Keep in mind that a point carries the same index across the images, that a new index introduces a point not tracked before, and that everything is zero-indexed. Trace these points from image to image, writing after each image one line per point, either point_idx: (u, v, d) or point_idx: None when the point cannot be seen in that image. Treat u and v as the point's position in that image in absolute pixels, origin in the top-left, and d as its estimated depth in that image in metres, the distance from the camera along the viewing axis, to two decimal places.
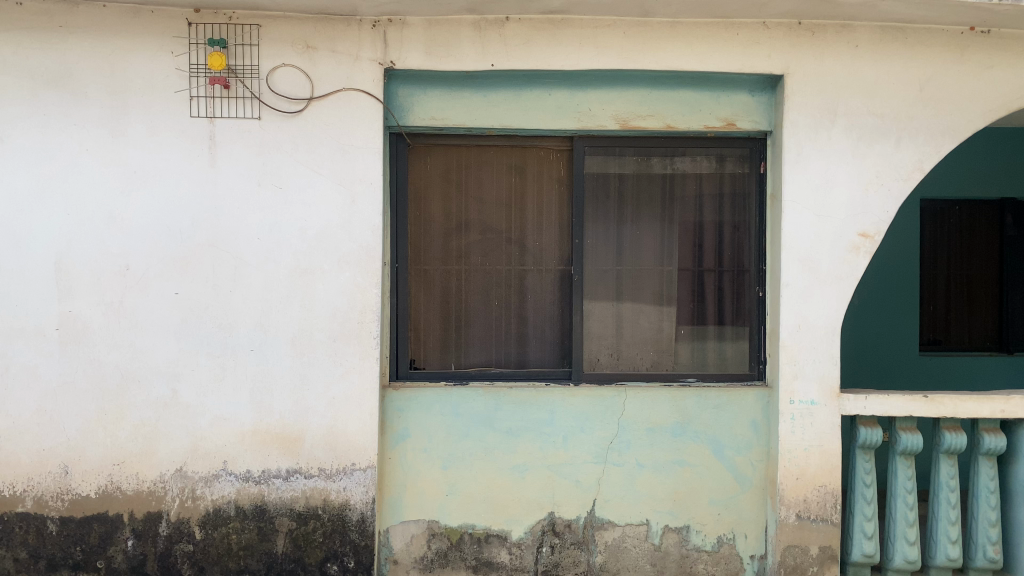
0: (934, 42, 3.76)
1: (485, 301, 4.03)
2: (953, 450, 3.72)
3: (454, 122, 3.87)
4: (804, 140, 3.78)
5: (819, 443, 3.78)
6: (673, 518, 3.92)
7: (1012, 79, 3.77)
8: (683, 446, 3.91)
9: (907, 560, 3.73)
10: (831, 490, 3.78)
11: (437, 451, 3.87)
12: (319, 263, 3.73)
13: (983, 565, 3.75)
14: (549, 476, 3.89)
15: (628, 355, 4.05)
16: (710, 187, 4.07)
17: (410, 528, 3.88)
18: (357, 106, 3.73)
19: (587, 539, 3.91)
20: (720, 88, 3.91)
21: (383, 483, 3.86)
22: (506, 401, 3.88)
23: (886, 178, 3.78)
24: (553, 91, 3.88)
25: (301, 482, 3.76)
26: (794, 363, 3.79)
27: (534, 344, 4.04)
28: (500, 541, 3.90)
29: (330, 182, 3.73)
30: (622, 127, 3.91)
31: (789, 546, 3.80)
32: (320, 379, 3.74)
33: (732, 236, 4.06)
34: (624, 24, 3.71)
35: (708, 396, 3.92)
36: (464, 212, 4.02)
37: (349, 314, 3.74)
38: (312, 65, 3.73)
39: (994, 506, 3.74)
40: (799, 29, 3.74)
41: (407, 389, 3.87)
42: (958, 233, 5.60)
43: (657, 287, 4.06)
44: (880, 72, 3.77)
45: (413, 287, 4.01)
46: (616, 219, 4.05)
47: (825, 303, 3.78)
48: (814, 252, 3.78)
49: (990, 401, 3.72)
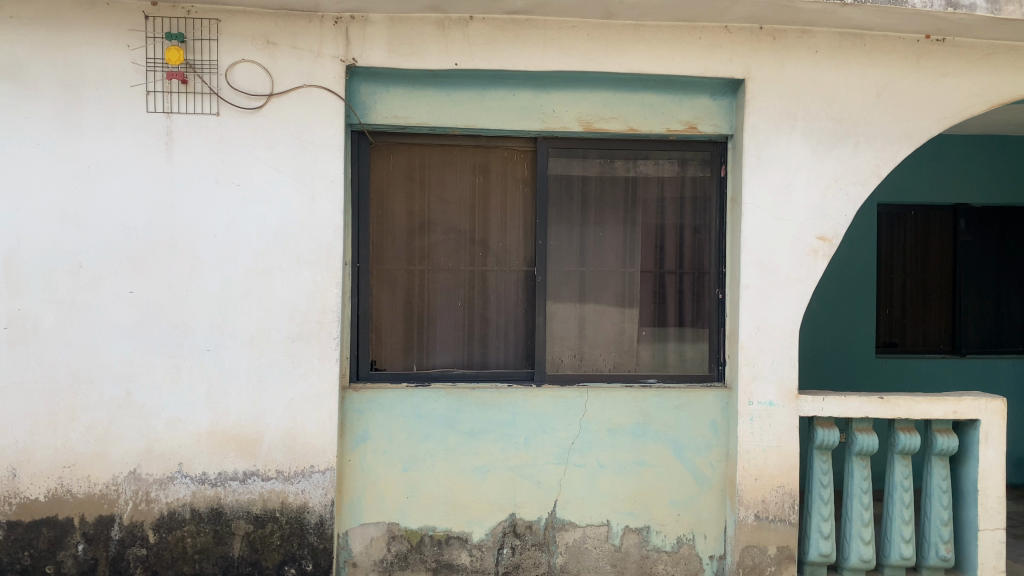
0: (891, 49, 3.82)
1: (449, 301, 4.00)
2: (907, 450, 3.79)
3: (417, 121, 3.84)
4: (765, 144, 3.81)
5: (777, 444, 3.82)
6: (634, 518, 3.93)
7: (967, 87, 3.85)
8: (644, 446, 3.93)
9: (862, 559, 3.78)
10: (789, 490, 3.83)
11: (398, 452, 3.83)
12: (278, 263, 3.68)
13: (935, 564, 3.82)
14: (510, 477, 3.87)
15: (591, 356, 4.06)
16: (672, 190, 4.09)
17: (369, 530, 3.84)
18: (318, 103, 3.69)
19: (548, 540, 3.91)
20: (682, 91, 3.94)
21: (343, 485, 3.81)
22: (468, 402, 3.86)
23: (844, 182, 3.84)
24: (517, 92, 3.87)
25: (258, 484, 3.70)
26: (753, 364, 3.82)
27: (496, 345, 4.03)
28: (461, 543, 3.87)
29: (290, 180, 3.68)
30: (585, 129, 3.91)
31: (748, 546, 3.83)
32: (278, 380, 3.69)
33: (693, 238, 4.09)
34: (588, 26, 3.72)
35: (669, 397, 3.94)
36: (427, 212, 3.99)
37: (309, 314, 3.69)
38: (272, 61, 3.67)
39: (946, 505, 3.82)
40: (760, 34, 3.78)
41: (368, 390, 3.83)
42: (914, 236, 5.76)
43: (619, 288, 4.08)
44: (839, 78, 3.82)
45: (376, 287, 3.96)
46: (579, 220, 4.05)
47: (784, 306, 3.82)
48: (774, 254, 3.82)
49: (943, 402, 3.78)
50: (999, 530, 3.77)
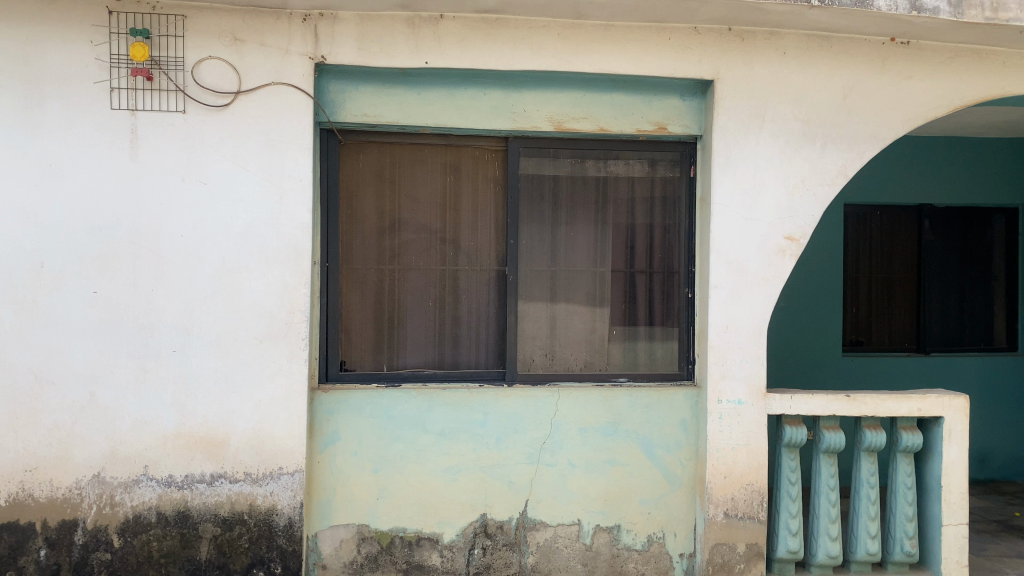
0: (857, 51, 3.87)
1: (420, 301, 3.98)
2: (873, 448, 3.84)
3: (387, 120, 3.81)
4: (733, 145, 3.84)
5: (746, 442, 3.85)
6: (605, 517, 3.94)
7: (930, 89, 3.91)
8: (615, 445, 3.94)
9: (829, 555, 3.83)
10: (757, 488, 3.86)
11: (368, 453, 3.80)
12: (245, 262, 3.64)
13: (900, 559, 3.88)
14: (481, 477, 3.86)
15: (562, 355, 4.06)
16: (642, 190, 4.10)
17: (339, 532, 3.81)
18: (286, 101, 3.65)
19: (519, 540, 3.90)
20: (652, 92, 3.95)
21: (312, 487, 3.78)
22: (438, 402, 3.84)
23: (811, 183, 3.88)
24: (488, 91, 3.86)
25: (226, 486, 3.66)
26: (721, 363, 3.85)
27: (467, 345, 4.01)
28: (432, 543, 3.85)
29: (258, 179, 3.64)
30: (556, 129, 3.91)
31: (717, 544, 3.85)
32: (246, 382, 3.64)
33: (663, 238, 4.11)
34: (558, 25, 3.72)
35: (639, 396, 3.95)
36: (397, 211, 3.97)
37: (277, 314, 3.66)
38: (240, 58, 3.63)
39: (911, 502, 3.87)
40: (729, 35, 3.81)
41: (337, 391, 3.80)
42: (879, 236, 5.92)
43: (590, 287, 4.08)
44: (806, 80, 3.86)
45: (345, 287, 3.92)
46: (550, 220, 4.05)
47: (752, 305, 3.85)
48: (742, 254, 3.85)
49: (908, 400, 3.83)
50: (962, 525, 3.83)
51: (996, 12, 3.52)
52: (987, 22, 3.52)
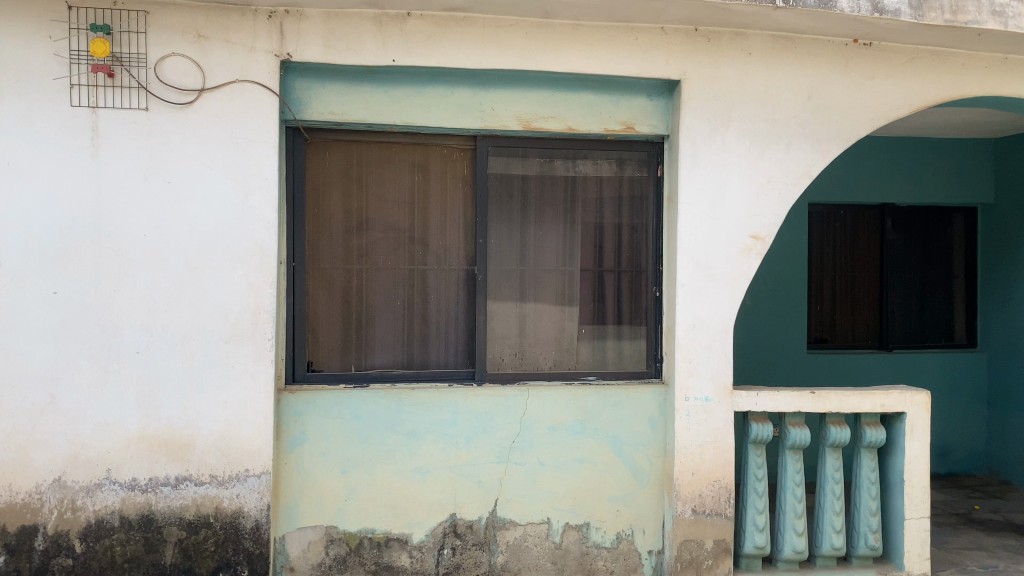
0: (821, 52, 3.92)
1: (388, 301, 3.96)
2: (838, 443, 3.89)
3: (353, 118, 3.77)
4: (700, 145, 3.87)
5: (713, 439, 3.88)
6: (574, 515, 3.95)
7: (892, 90, 3.97)
8: (584, 443, 3.95)
9: (795, 550, 3.87)
10: (724, 485, 3.90)
11: (336, 454, 3.77)
12: (210, 262, 3.59)
13: (865, 553, 3.93)
14: (450, 477, 3.85)
15: (531, 354, 4.06)
16: (610, 189, 4.12)
17: (307, 534, 3.77)
18: (251, 98, 3.61)
19: (488, 540, 3.90)
20: (620, 92, 3.97)
21: (279, 489, 3.74)
22: (407, 402, 3.82)
23: (776, 182, 3.92)
24: (456, 90, 3.85)
25: (191, 489, 3.61)
26: (689, 361, 3.88)
27: (435, 345, 4.00)
28: (400, 544, 3.83)
29: (223, 177, 3.60)
30: (524, 128, 3.91)
31: (685, 540, 3.88)
32: (212, 383, 3.60)
33: (631, 236, 4.13)
34: (526, 24, 3.72)
35: (608, 394, 3.97)
36: (364, 210, 3.94)
37: (243, 315, 3.62)
38: (203, 55, 3.58)
39: (874, 496, 3.94)
40: (695, 35, 3.84)
41: (305, 392, 3.76)
42: (842, 234, 6.03)
43: (559, 287, 4.09)
44: (771, 80, 3.90)
45: (312, 288, 3.89)
46: (519, 220, 4.05)
47: (719, 303, 3.89)
48: (709, 252, 3.88)
49: (871, 396, 3.89)
50: (923, 519, 3.90)
51: (954, 15, 3.59)
52: (947, 24, 3.58)
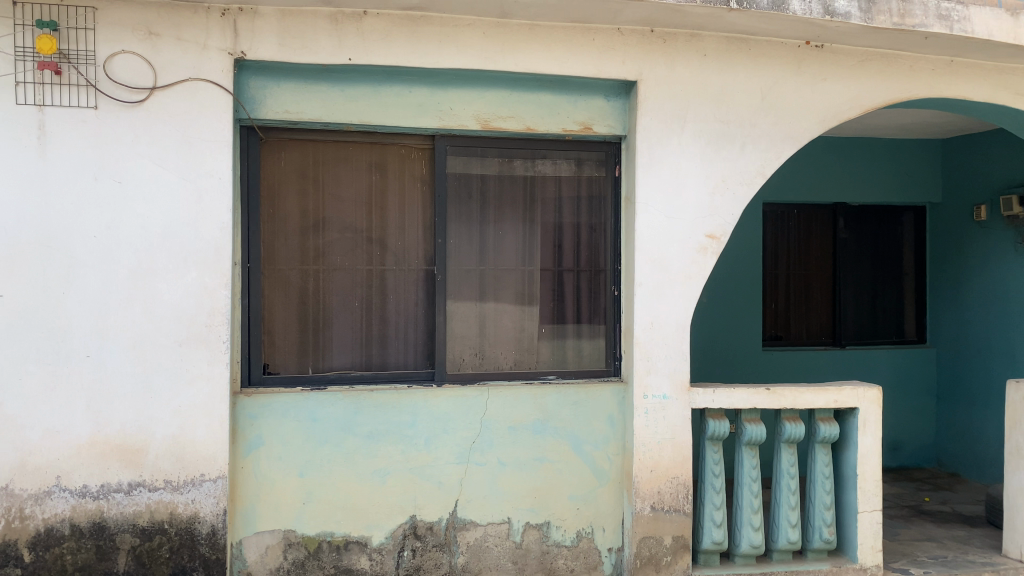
0: (774, 54, 3.98)
1: (345, 301, 3.92)
2: (792, 439, 3.95)
3: (309, 117, 3.74)
4: (657, 145, 3.90)
5: (671, 436, 3.92)
6: (534, 514, 3.96)
7: (843, 92, 4.05)
8: (544, 443, 3.96)
9: (752, 545, 3.93)
10: (683, 481, 3.94)
11: (293, 457, 3.73)
12: (163, 263, 3.53)
13: (819, 546, 4.00)
14: (409, 479, 3.83)
15: (491, 354, 4.06)
16: (568, 189, 4.13)
17: (264, 538, 3.73)
18: (204, 97, 3.55)
19: (449, 541, 3.88)
20: (577, 92, 3.98)
21: (235, 493, 3.69)
22: (365, 404, 3.79)
23: (731, 182, 3.98)
24: (413, 89, 3.83)
25: (144, 495, 3.54)
26: (647, 359, 3.91)
27: (394, 346, 3.98)
28: (360, 547, 3.81)
29: (175, 178, 3.53)
30: (482, 128, 3.90)
31: (644, 537, 3.91)
32: (166, 387, 3.53)
33: (590, 236, 4.15)
34: (484, 24, 3.72)
35: (568, 393, 3.99)
36: (321, 210, 3.89)
37: (197, 317, 3.56)
38: (154, 53, 3.51)
39: (828, 490, 4.01)
40: (651, 37, 3.87)
41: (260, 395, 3.71)
42: (796, 233, 6.14)
43: (518, 286, 4.10)
44: (726, 81, 3.95)
45: (267, 290, 3.83)
46: (477, 220, 4.05)
47: (676, 302, 3.93)
48: (666, 252, 3.92)
49: (825, 392, 3.96)
50: (875, 511, 3.99)
51: (902, 18, 3.67)
52: (895, 27, 3.66)
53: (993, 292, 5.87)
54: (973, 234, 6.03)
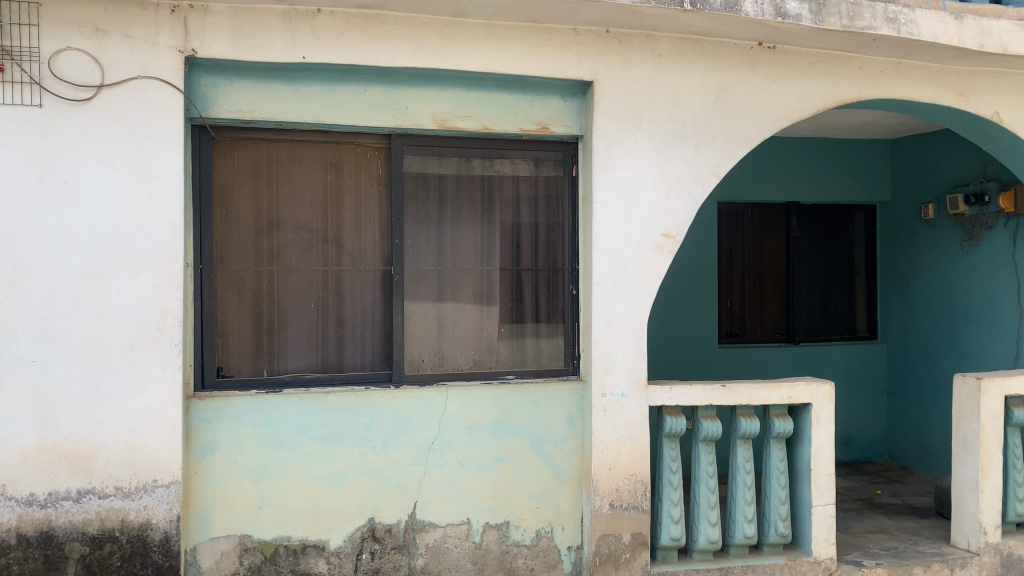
0: (728, 55, 4.03)
1: (301, 303, 3.88)
2: (748, 435, 4.00)
3: (263, 116, 3.68)
4: (613, 145, 3.92)
5: (629, 434, 3.95)
6: (494, 515, 3.95)
7: (795, 92, 4.11)
8: (503, 443, 3.96)
9: (709, 540, 3.98)
10: (641, 478, 3.97)
11: (249, 461, 3.68)
12: (112, 265, 3.45)
13: (775, 540, 4.06)
14: (368, 481, 3.80)
15: (450, 354, 4.05)
16: (526, 189, 4.14)
17: (219, 544, 3.67)
18: (154, 95, 3.48)
19: (408, 543, 3.86)
20: (534, 92, 3.99)
21: (189, 498, 3.62)
22: (322, 407, 3.75)
23: (686, 182, 4.02)
24: (369, 88, 3.80)
25: (94, 503, 3.46)
26: (605, 358, 3.93)
27: (351, 348, 3.94)
28: (318, 551, 3.76)
29: (124, 178, 3.46)
30: (439, 127, 3.89)
31: (603, 535, 3.93)
32: (116, 391, 3.46)
33: (548, 236, 4.16)
34: (439, 23, 3.70)
35: (527, 392, 3.99)
36: (275, 211, 3.84)
37: (148, 320, 3.49)
38: (102, 50, 3.43)
39: (783, 485, 4.07)
40: (607, 37, 3.89)
41: (214, 399, 3.65)
42: (751, 232, 6.23)
43: (476, 286, 4.09)
44: (681, 81, 3.99)
45: (220, 291, 3.77)
46: (435, 220, 4.03)
47: (633, 301, 3.96)
48: (623, 251, 3.94)
49: (779, 388, 4.02)
50: (829, 505, 4.06)
51: (852, 20, 3.73)
52: (845, 29, 3.73)
53: (943, 287, 6.02)
54: (921, 232, 6.18)
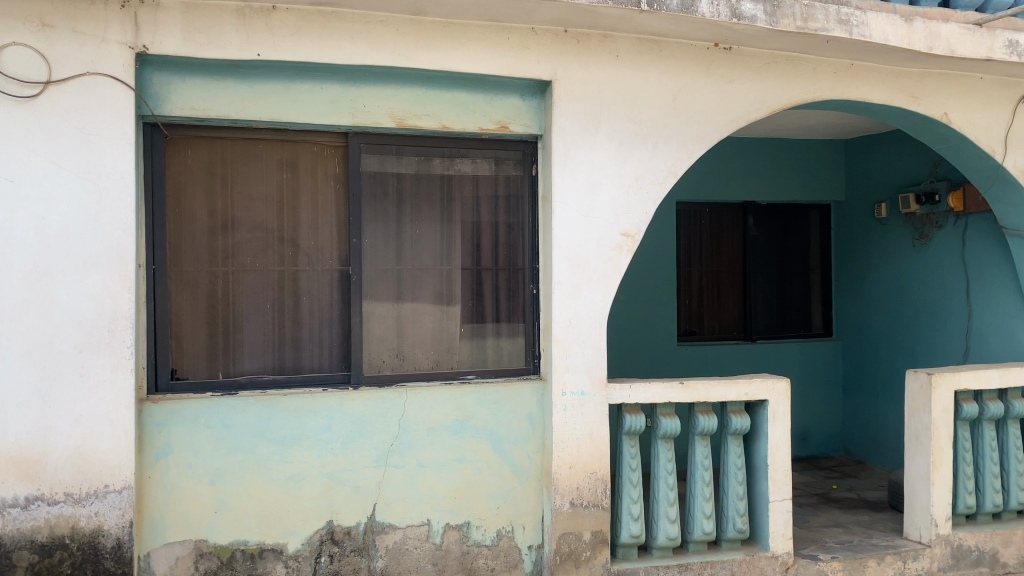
0: (685, 55, 4.06)
1: (257, 304, 3.82)
2: (706, 432, 4.04)
3: (216, 114, 3.62)
4: (571, 144, 3.93)
5: (589, 432, 3.97)
6: (454, 515, 3.94)
7: (751, 93, 4.16)
8: (463, 443, 3.95)
9: (669, 536, 4.01)
10: (600, 476, 3.99)
11: (204, 465, 3.62)
12: (60, 266, 3.37)
13: (733, 536, 4.11)
14: (326, 483, 3.76)
15: (409, 354, 4.02)
16: (485, 188, 4.13)
17: (173, 549, 3.60)
18: (104, 92, 3.40)
19: (367, 545, 3.83)
20: (492, 91, 3.99)
21: (142, 504, 3.55)
22: (279, 409, 3.70)
23: (644, 182, 4.04)
24: (326, 86, 3.75)
25: (43, 509, 3.37)
26: (565, 356, 3.93)
27: (308, 349, 3.89)
28: (275, 555, 3.72)
29: (73, 177, 3.37)
30: (397, 126, 3.86)
31: (564, 533, 3.94)
32: (65, 396, 3.37)
33: (508, 235, 4.16)
34: (397, 21, 3.68)
35: (486, 392, 3.98)
36: (230, 210, 3.78)
37: (98, 322, 3.41)
38: (49, 46, 3.35)
39: (741, 481, 4.11)
40: (566, 37, 3.89)
41: (168, 402, 3.58)
42: (709, 231, 6.30)
43: (436, 286, 4.07)
44: (639, 81, 4.01)
45: (174, 292, 3.70)
46: (393, 219, 3.99)
47: (593, 299, 3.97)
48: (583, 250, 3.95)
49: (736, 385, 4.07)
50: (786, 500, 4.12)
51: (805, 22, 3.79)
52: (799, 31, 3.78)
53: (897, 285, 6.14)
54: (874, 231, 6.30)
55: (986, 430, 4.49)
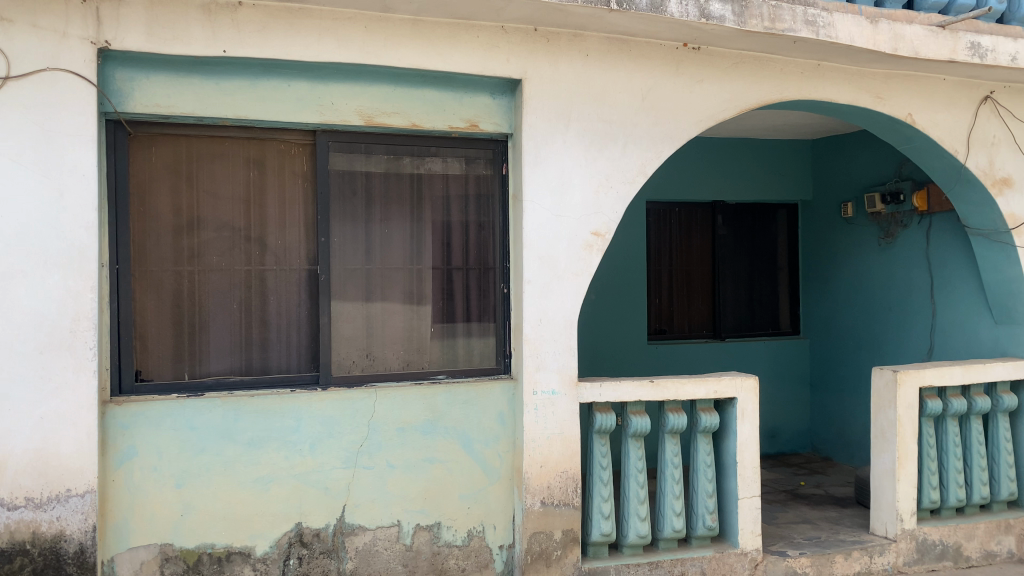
0: (654, 55, 4.08)
1: (224, 304, 3.77)
2: (675, 430, 4.06)
3: (182, 111, 3.57)
4: (541, 143, 3.93)
5: (560, 431, 3.96)
6: (424, 515, 3.92)
7: (719, 92, 4.19)
8: (433, 443, 3.93)
9: (639, 534, 4.02)
10: (571, 475, 3.99)
11: (170, 468, 3.56)
12: (19, 266, 3.29)
13: (703, 533, 4.13)
14: (295, 485, 3.72)
15: (379, 354, 3.99)
16: (455, 187, 4.11)
17: (138, 554, 3.54)
18: (64, 88, 3.33)
19: (337, 547, 3.79)
20: (462, 89, 3.97)
21: (105, 508, 3.48)
22: (246, 410, 3.66)
23: (613, 181, 4.05)
24: (294, 83, 3.71)
25: (3, 515, 3.30)
26: (536, 355, 3.93)
27: (276, 350, 3.85)
28: (243, 558, 3.67)
29: (32, 174, 3.30)
30: (367, 124, 3.83)
31: (535, 533, 3.94)
32: (25, 398, 3.30)
33: (478, 234, 4.14)
34: (365, 18, 3.65)
35: (456, 392, 3.97)
36: (195, 209, 3.73)
37: (59, 322, 3.34)
38: (7, 40, 3.27)
39: (710, 478, 4.14)
40: (535, 35, 3.89)
41: (132, 404, 3.52)
42: (679, 230, 6.34)
43: (406, 286, 4.04)
44: (609, 81, 4.02)
45: (138, 291, 3.64)
46: (362, 218, 3.96)
47: (563, 298, 3.97)
48: (553, 249, 3.95)
49: (705, 383, 4.10)
50: (754, 497, 4.16)
51: (773, 22, 3.82)
52: (766, 31, 3.81)
53: (863, 283, 6.22)
54: (841, 231, 6.37)
55: (949, 426, 4.57)
